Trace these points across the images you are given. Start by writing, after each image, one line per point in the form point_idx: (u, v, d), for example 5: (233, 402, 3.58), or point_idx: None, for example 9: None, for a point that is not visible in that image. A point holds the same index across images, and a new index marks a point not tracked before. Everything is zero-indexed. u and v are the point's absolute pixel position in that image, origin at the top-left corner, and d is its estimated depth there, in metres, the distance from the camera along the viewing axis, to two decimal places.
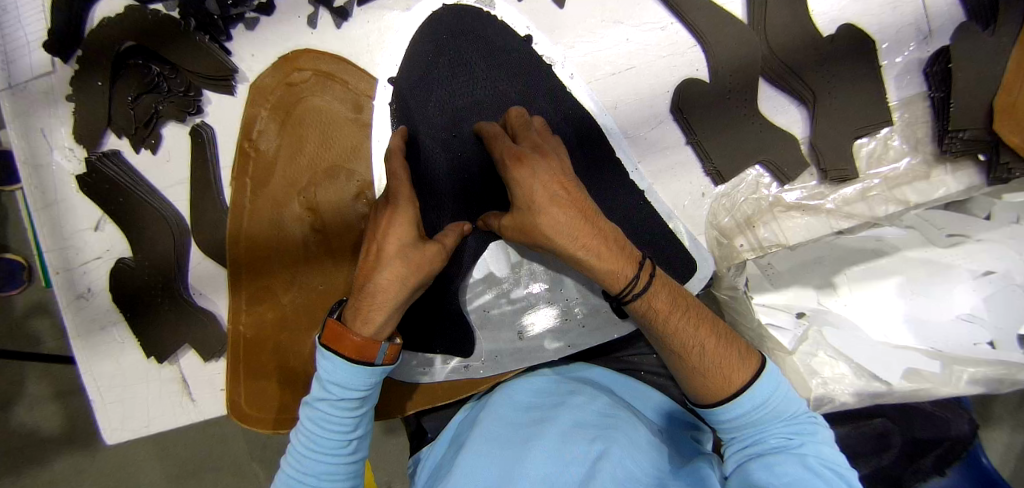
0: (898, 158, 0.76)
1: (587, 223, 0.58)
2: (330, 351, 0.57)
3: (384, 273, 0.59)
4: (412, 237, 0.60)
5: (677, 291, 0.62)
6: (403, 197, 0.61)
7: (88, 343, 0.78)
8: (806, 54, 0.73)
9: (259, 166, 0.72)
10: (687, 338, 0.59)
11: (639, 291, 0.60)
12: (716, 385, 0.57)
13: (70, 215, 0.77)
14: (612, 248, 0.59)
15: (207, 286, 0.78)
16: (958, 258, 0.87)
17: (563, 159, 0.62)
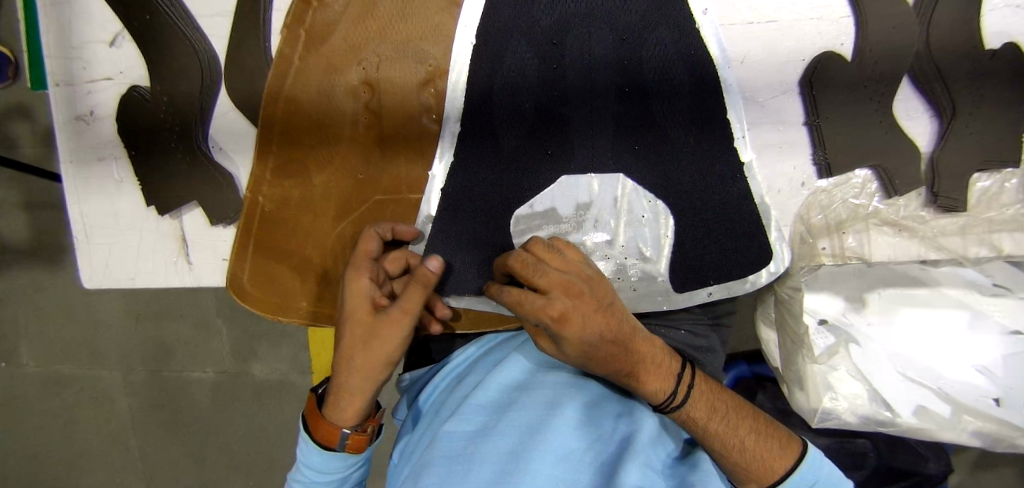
0: (1010, 204, 0.68)
1: (630, 349, 0.57)
2: (306, 439, 0.58)
3: (345, 365, 0.55)
4: (369, 314, 0.54)
5: (712, 387, 0.62)
6: (355, 269, 0.57)
7: (81, 172, 0.69)
8: (962, 60, 0.63)
9: (319, 20, 0.60)
10: (728, 434, 0.58)
11: (679, 406, 0.58)
12: (761, 477, 0.57)
13: (85, 20, 0.66)
14: (652, 367, 0.58)
15: (230, 141, 0.67)
16: (993, 310, 0.83)
17: (598, 292, 0.55)
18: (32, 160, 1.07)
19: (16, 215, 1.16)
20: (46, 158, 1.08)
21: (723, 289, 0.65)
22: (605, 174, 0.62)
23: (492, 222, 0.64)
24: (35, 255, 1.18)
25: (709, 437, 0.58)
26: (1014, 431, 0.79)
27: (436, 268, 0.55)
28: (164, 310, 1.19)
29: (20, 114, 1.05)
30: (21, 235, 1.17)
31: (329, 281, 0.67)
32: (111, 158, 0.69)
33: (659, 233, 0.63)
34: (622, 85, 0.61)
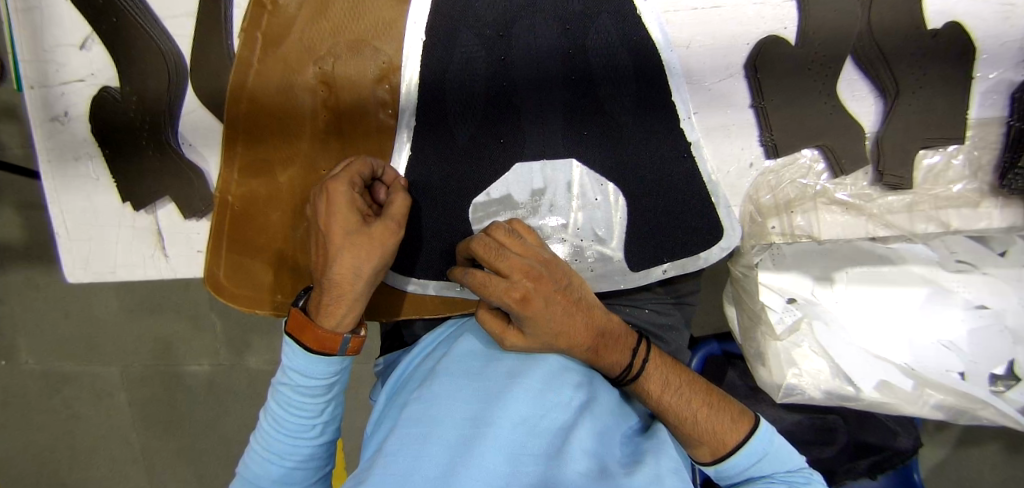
0: (955, 180, 0.71)
1: (587, 323, 0.59)
2: (293, 339, 0.60)
3: (336, 267, 0.58)
4: (361, 227, 0.58)
5: (669, 360, 0.64)
6: (345, 182, 0.59)
7: (59, 171, 0.72)
8: (904, 42, 0.65)
9: (276, 23, 0.64)
10: (680, 406, 0.61)
11: (636, 379, 0.62)
12: (713, 448, 0.61)
13: (58, 25, 0.69)
14: (594, 320, 0.60)
15: (199, 138, 0.69)
16: (958, 286, 0.84)
17: (557, 274, 0.58)
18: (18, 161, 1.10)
19: (7, 215, 1.19)
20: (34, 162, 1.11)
21: (676, 266, 0.67)
22: (557, 160, 0.65)
23: (451, 209, 0.67)
24: (27, 254, 1.21)
25: (662, 409, 0.61)
26: (978, 404, 0.80)
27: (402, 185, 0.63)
28: (154, 303, 1.22)
29: (4, 116, 1.08)
30: (13, 234, 1.20)
31: (298, 269, 0.70)
32: (87, 157, 0.71)
33: (612, 215, 0.66)
34: (571, 74, 0.63)
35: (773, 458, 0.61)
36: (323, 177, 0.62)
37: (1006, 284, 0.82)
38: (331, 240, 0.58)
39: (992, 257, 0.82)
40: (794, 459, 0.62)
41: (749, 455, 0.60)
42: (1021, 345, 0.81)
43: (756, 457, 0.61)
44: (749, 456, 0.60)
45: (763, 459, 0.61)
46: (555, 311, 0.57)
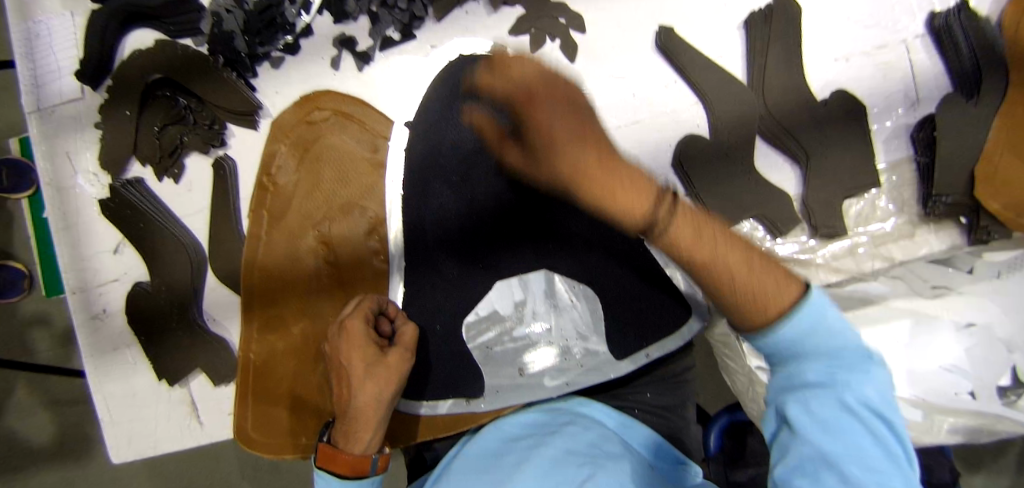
0: (885, 218, 0.81)
1: (603, 159, 0.41)
2: (325, 470, 0.65)
3: (360, 395, 0.66)
4: (379, 356, 0.68)
5: (702, 221, 0.43)
6: (360, 320, 0.69)
7: (100, 363, 0.81)
8: (802, 116, 0.76)
9: (276, 201, 0.75)
10: (715, 259, 0.42)
11: (665, 223, 0.42)
12: (755, 305, 0.42)
13: (94, 239, 0.81)
14: (615, 172, 0.41)
15: (222, 314, 0.80)
16: (942, 311, 0.82)
17: (567, 85, 0.43)
18: (50, 361, 1.18)
19: (37, 416, 1.20)
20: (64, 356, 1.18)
21: (658, 348, 0.73)
22: (531, 273, 0.75)
23: (448, 331, 0.75)
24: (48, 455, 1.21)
25: (695, 267, 0.44)
26: (988, 419, 0.80)
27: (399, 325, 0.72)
28: (180, 476, 1.22)
29: (33, 323, 1.17)
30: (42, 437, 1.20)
31: (317, 407, 0.77)
32: (125, 346, 0.81)
33: (589, 311, 0.75)
34: (528, 199, 0.74)
35: (829, 316, 0.42)
36: (338, 319, 0.72)
37: (984, 299, 0.82)
38: (353, 373, 0.67)
39: (962, 275, 0.83)
40: (845, 351, 0.41)
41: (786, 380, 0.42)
42: (1015, 352, 0.80)
43: (808, 319, 0.41)
44: (785, 380, 0.42)
45: (819, 326, 0.41)
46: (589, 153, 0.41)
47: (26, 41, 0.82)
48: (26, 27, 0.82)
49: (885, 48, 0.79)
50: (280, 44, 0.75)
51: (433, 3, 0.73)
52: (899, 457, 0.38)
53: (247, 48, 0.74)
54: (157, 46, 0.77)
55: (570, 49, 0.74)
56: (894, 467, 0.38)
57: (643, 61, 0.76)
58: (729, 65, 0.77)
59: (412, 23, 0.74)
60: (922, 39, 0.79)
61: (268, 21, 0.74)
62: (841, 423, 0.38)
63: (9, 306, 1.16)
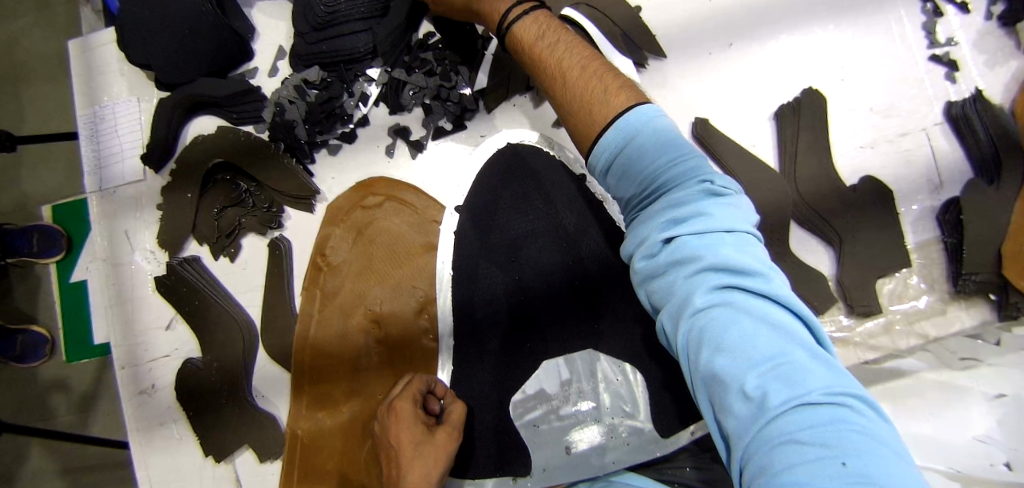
0: (918, 297, 0.83)
1: (572, 50, 0.58)
2: None
3: (408, 475, 0.64)
4: (426, 434, 0.68)
5: (544, 23, 0.61)
6: (409, 399, 0.70)
7: (147, 438, 0.82)
8: (832, 200, 0.80)
9: (330, 280, 0.80)
10: (559, 68, 0.57)
11: (511, 29, 0.62)
12: (589, 125, 0.53)
13: (147, 314, 0.83)
14: (554, 32, 0.60)
15: (270, 390, 0.80)
16: (967, 382, 0.72)
17: (551, 33, 0.60)
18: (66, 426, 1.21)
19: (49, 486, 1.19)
20: (80, 421, 1.22)
21: (702, 425, 0.73)
22: (577, 352, 0.77)
23: (495, 408, 0.77)
24: None
25: (536, 65, 0.60)
26: None
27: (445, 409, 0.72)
28: None
29: (54, 387, 1.21)
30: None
31: None
32: (171, 421, 0.82)
33: (633, 389, 0.76)
34: (573, 280, 0.77)
35: (642, 150, 0.50)
36: (387, 399, 0.73)
37: None
38: (401, 452, 0.66)
39: None
40: (680, 197, 0.46)
41: (647, 260, 0.47)
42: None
43: (621, 147, 0.50)
44: (650, 269, 0.47)
45: (636, 140, 0.50)
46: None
47: (92, 125, 0.87)
48: (92, 113, 0.87)
49: (907, 136, 0.83)
50: (337, 132, 0.81)
51: (483, 97, 0.80)
52: (779, 321, 0.40)
53: (307, 136, 0.80)
54: (221, 133, 0.82)
55: None
56: (788, 344, 0.39)
57: None
58: (760, 152, 0.82)
59: (463, 115, 0.81)
60: (941, 127, 0.84)
61: (328, 112, 0.80)
62: (717, 321, 0.41)
63: (31, 370, 1.22)
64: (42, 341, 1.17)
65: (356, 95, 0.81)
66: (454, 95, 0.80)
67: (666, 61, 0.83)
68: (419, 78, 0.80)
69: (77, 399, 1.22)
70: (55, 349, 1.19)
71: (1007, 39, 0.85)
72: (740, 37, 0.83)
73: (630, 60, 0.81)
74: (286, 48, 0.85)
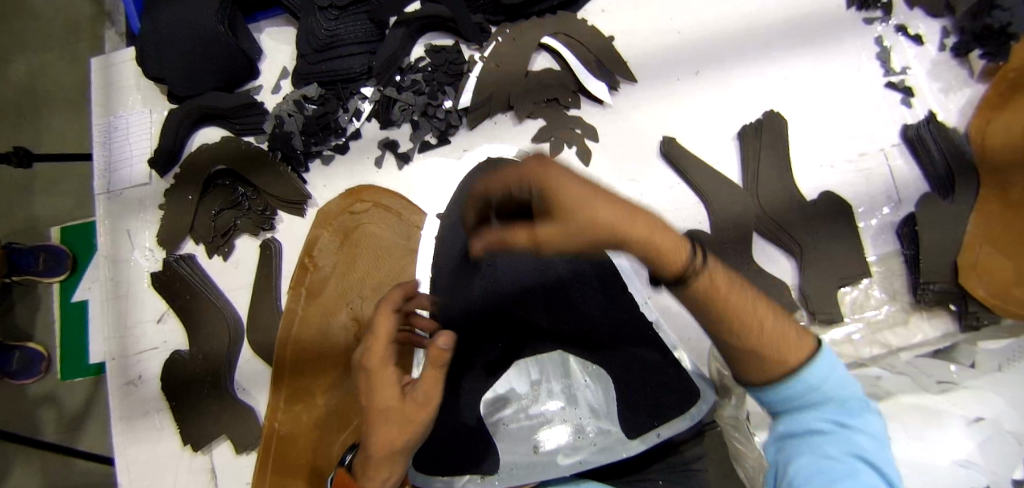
0: (879, 306, 0.86)
1: (611, 205, 0.49)
2: None
3: (373, 440, 0.53)
4: (395, 394, 0.54)
5: (575, 185, 0.49)
6: (382, 354, 0.55)
7: (130, 427, 0.85)
8: (793, 214, 0.85)
9: (315, 280, 0.84)
10: (742, 307, 0.52)
11: (701, 271, 0.50)
12: (766, 363, 0.52)
13: (140, 308, 0.88)
14: (604, 209, 0.49)
15: (252, 384, 0.84)
16: (950, 406, 0.85)
17: (584, 212, 0.48)
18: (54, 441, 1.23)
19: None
20: (70, 437, 1.24)
21: (668, 427, 0.75)
22: (550, 352, 0.83)
23: (467, 403, 0.79)
24: None
25: (719, 314, 0.52)
26: None
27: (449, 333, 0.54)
28: None
29: (45, 402, 1.24)
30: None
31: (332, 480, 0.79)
32: (154, 411, 0.85)
33: (601, 391, 0.80)
34: (545, 284, 0.81)
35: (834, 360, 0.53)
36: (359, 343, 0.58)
37: (991, 392, 0.84)
38: (369, 411, 0.55)
39: (966, 370, 0.86)
40: (839, 411, 0.51)
41: (790, 428, 0.53)
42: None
43: (826, 374, 0.52)
44: (789, 433, 0.53)
45: (826, 372, 0.52)
46: (580, 186, 0.49)
47: (106, 133, 0.94)
48: (107, 122, 0.94)
49: (866, 156, 0.89)
50: (331, 144, 0.87)
51: (467, 114, 0.87)
52: None
53: (303, 146, 0.87)
54: (224, 142, 0.89)
55: (584, 154, 0.86)
56: None
57: (646, 165, 0.87)
58: (724, 169, 0.88)
59: (448, 130, 0.87)
60: (898, 148, 0.89)
61: (324, 126, 0.87)
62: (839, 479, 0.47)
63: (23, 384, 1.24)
64: (37, 358, 1.20)
65: (350, 110, 0.88)
66: (439, 111, 0.86)
67: (638, 85, 0.89)
68: (409, 97, 0.87)
69: (71, 407, 1.24)
70: (51, 366, 1.22)
71: (961, 68, 0.91)
72: (707, 65, 0.90)
73: (603, 83, 0.88)
74: (289, 69, 0.92)
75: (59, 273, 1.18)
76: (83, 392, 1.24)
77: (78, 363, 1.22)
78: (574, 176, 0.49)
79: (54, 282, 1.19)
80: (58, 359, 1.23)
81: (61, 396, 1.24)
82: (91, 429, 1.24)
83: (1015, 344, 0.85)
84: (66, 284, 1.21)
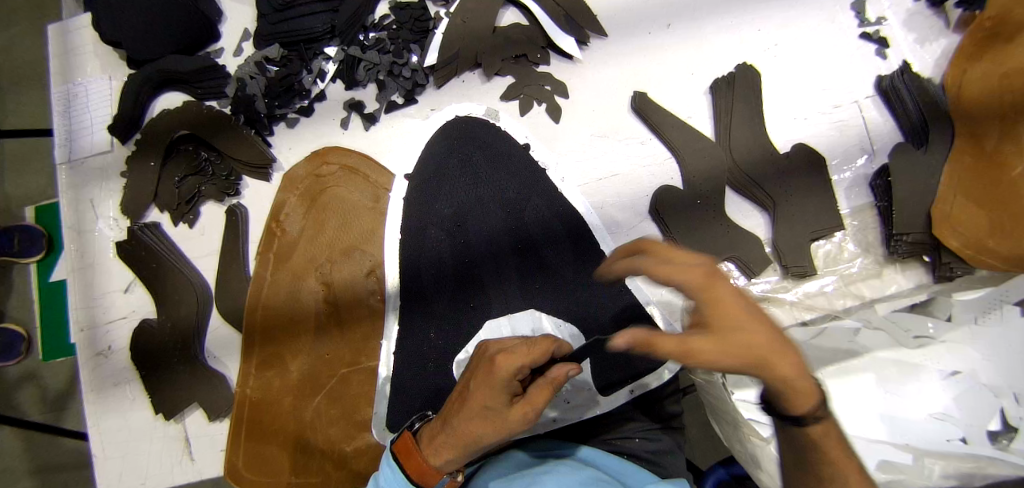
0: (853, 259, 0.86)
1: (758, 347, 0.45)
2: (395, 461, 0.58)
3: (463, 420, 0.56)
4: (504, 399, 0.56)
5: (739, 305, 0.45)
6: (511, 368, 0.56)
7: (100, 398, 0.84)
8: (769, 168, 0.84)
9: (282, 245, 0.82)
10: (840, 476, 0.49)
11: (820, 428, 0.49)
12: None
13: (106, 279, 0.86)
14: (765, 344, 0.45)
15: (221, 350, 0.83)
16: (929, 362, 0.84)
17: (778, 359, 0.46)
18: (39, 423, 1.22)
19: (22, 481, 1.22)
20: (54, 417, 1.22)
21: (639, 385, 0.80)
22: (519, 312, 0.80)
23: (440, 362, 0.79)
24: None
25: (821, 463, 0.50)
26: (982, 462, 0.80)
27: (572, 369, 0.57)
28: None
29: (25, 382, 1.21)
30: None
31: (309, 444, 0.80)
32: (125, 382, 0.84)
33: (573, 349, 0.79)
34: (515, 243, 0.82)
35: None
36: (498, 344, 0.62)
37: (966, 345, 0.83)
38: (470, 399, 0.58)
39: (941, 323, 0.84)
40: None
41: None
42: (1003, 395, 0.82)
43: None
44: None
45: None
46: (753, 319, 0.45)
47: (65, 100, 0.91)
48: (65, 89, 0.91)
49: (840, 108, 0.88)
50: (296, 107, 0.86)
51: (433, 72, 0.85)
52: None
53: (266, 109, 0.85)
54: (184, 106, 0.86)
55: (554, 111, 0.85)
56: None
57: (618, 121, 0.85)
58: (698, 124, 0.87)
59: (414, 90, 0.85)
60: (872, 99, 0.89)
61: (287, 87, 0.85)
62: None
63: None
64: (16, 338, 1.18)
65: (314, 71, 0.85)
66: (404, 70, 0.84)
67: (609, 40, 0.87)
68: (373, 55, 0.84)
69: (55, 389, 1.22)
70: (31, 347, 1.20)
71: (937, 18, 0.90)
72: (679, 19, 0.88)
73: (572, 38, 0.86)
74: (250, 31, 0.89)
75: (37, 253, 1.14)
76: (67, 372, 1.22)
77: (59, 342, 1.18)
78: (738, 297, 0.46)
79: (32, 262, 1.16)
80: (38, 338, 1.20)
81: (42, 377, 1.21)
82: (75, 409, 1.22)
83: (992, 293, 0.83)
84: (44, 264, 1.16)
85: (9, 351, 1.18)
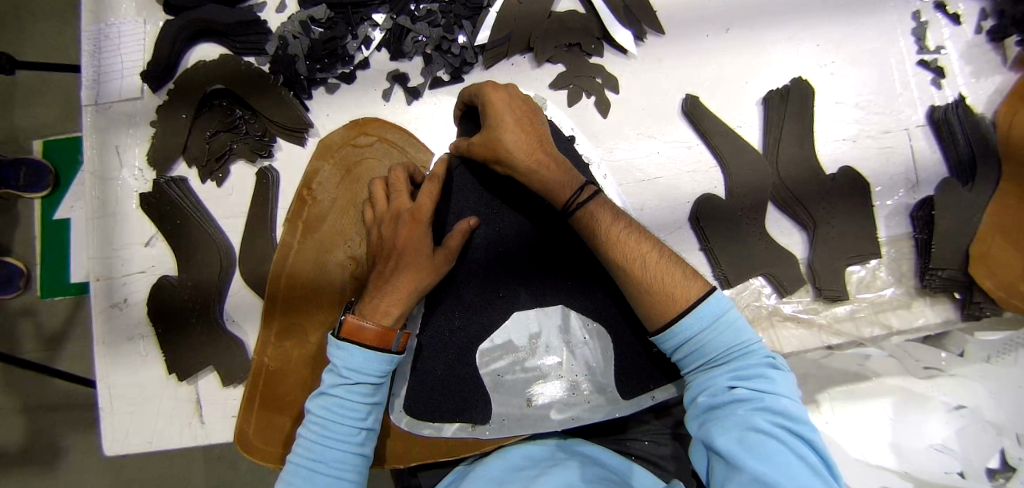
0: (884, 287, 0.85)
1: (541, 149, 0.69)
2: (346, 341, 0.61)
3: (402, 275, 0.67)
4: (427, 252, 0.69)
5: (508, 99, 0.70)
6: (423, 217, 0.69)
7: (112, 351, 0.82)
8: (810, 185, 0.83)
9: (312, 214, 0.80)
10: (633, 252, 0.63)
11: (580, 209, 0.66)
12: (665, 308, 0.59)
13: (126, 230, 0.84)
14: (541, 149, 0.69)
15: (241, 315, 0.82)
16: (937, 394, 0.86)
17: (529, 141, 0.69)
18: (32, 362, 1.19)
19: (9, 418, 1.17)
20: (48, 358, 1.20)
21: (663, 391, 0.76)
22: (550, 306, 0.79)
23: (462, 351, 0.79)
24: (24, 461, 1.17)
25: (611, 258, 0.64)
26: None
27: (473, 222, 0.74)
28: None
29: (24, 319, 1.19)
30: (13, 441, 1.17)
31: None
32: (139, 337, 0.82)
33: (600, 349, 0.78)
34: (551, 237, 0.80)
35: (733, 329, 0.58)
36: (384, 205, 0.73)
37: (974, 382, 0.85)
38: (399, 259, 0.68)
39: (954, 358, 0.86)
40: (748, 361, 0.56)
41: (711, 400, 0.56)
42: (1005, 434, 0.83)
43: (707, 323, 0.57)
44: (712, 408, 0.56)
45: (721, 319, 0.58)
46: (506, 113, 0.69)
47: (95, 41, 0.85)
48: (97, 29, 0.85)
49: (890, 134, 0.86)
50: (337, 72, 0.83)
51: (482, 52, 0.83)
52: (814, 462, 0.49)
53: (307, 72, 0.82)
54: (222, 60, 0.83)
55: (603, 106, 0.82)
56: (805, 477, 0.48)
57: (666, 122, 0.84)
58: (746, 132, 0.85)
59: (462, 68, 0.83)
60: (923, 129, 0.86)
61: (331, 51, 0.82)
62: (767, 446, 0.49)
63: None
64: (15, 273, 1.15)
65: (359, 37, 0.82)
66: (454, 47, 0.82)
67: (665, 37, 0.85)
68: (423, 28, 0.82)
69: (51, 328, 1.20)
70: (30, 282, 1.17)
71: (995, 53, 0.88)
72: (738, 23, 0.85)
73: (629, 32, 0.83)
74: None
75: (41, 190, 1.11)
76: (65, 313, 1.20)
77: (60, 284, 1.16)
78: (515, 105, 0.70)
79: (36, 198, 1.13)
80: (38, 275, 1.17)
81: (42, 315, 1.19)
82: (70, 350, 1.20)
83: (1010, 337, 0.85)
84: (49, 203, 1.14)
85: (9, 284, 1.15)
